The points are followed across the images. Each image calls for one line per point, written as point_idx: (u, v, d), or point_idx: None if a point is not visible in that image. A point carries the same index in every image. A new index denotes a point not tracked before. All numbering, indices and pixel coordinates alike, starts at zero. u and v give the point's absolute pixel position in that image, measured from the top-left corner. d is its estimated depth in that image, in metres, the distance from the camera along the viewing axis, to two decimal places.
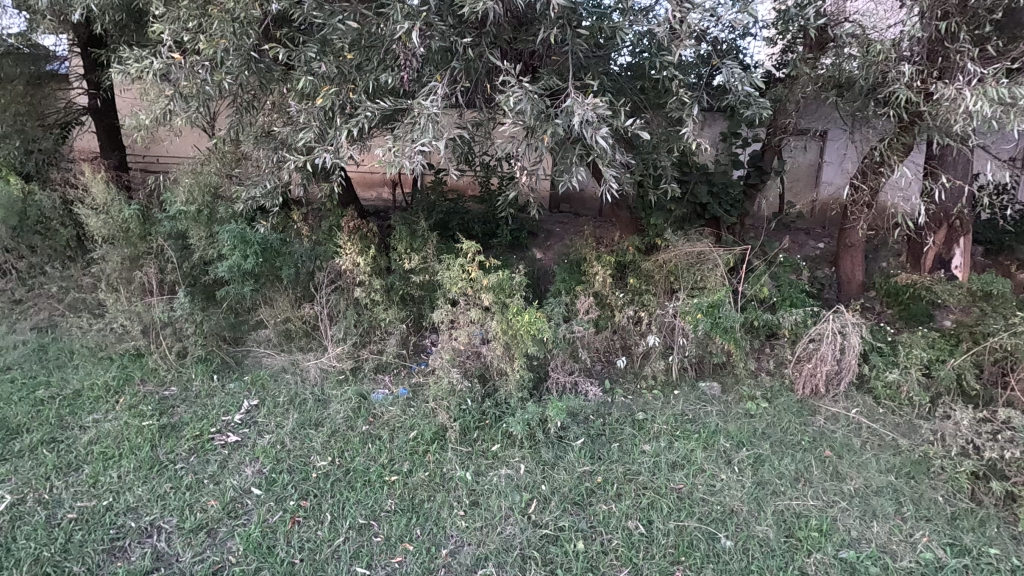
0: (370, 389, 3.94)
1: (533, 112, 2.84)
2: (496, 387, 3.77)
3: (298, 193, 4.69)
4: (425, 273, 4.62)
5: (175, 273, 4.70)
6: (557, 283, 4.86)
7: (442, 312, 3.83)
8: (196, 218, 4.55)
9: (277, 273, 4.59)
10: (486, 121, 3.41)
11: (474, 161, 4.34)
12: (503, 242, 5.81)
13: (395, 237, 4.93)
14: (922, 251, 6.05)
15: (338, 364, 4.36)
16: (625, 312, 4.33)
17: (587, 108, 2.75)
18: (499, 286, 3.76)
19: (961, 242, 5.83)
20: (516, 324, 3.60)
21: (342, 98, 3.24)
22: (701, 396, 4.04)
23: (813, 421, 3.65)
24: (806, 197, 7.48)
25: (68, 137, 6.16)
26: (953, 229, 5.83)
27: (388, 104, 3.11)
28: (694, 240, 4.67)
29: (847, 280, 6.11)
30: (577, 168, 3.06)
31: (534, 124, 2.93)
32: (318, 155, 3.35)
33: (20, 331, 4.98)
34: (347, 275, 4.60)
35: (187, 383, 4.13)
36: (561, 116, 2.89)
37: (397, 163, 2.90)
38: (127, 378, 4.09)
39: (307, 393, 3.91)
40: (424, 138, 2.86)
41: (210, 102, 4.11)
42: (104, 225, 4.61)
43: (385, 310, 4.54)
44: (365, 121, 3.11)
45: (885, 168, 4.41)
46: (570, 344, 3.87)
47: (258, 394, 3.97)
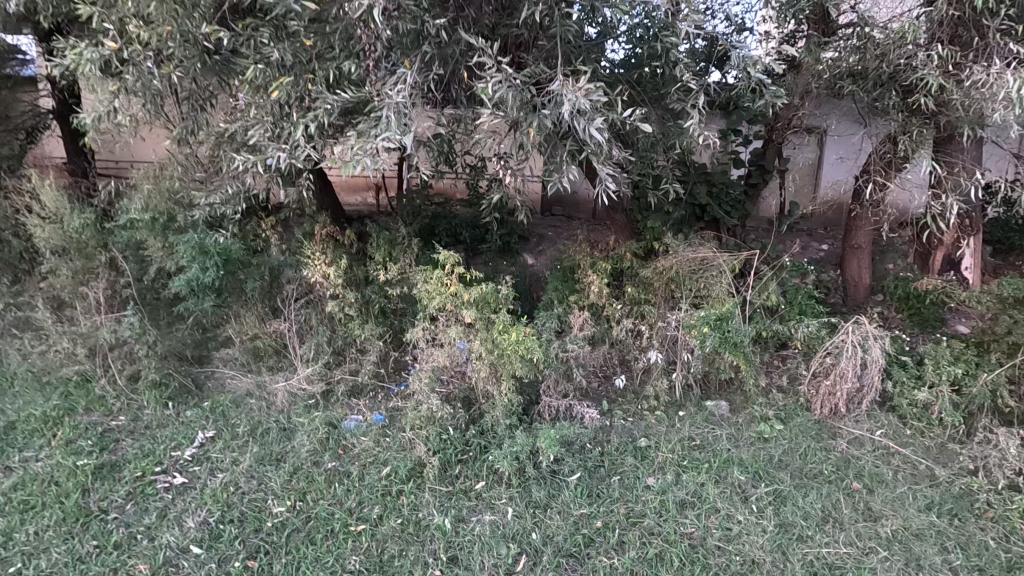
0: (341, 415, 3.55)
1: (516, 102, 2.44)
2: (483, 412, 3.40)
3: (266, 199, 4.28)
4: (405, 285, 4.23)
5: (130, 288, 4.29)
6: (550, 292, 4.49)
7: (420, 330, 3.45)
8: (151, 227, 4.14)
9: (241, 287, 4.19)
10: (467, 116, 3.03)
11: (456, 161, 3.96)
12: (492, 248, 5.43)
13: (372, 245, 4.54)
14: (930, 252, 5.68)
15: (308, 387, 3.95)
16: (623, 324, 3.95)
17: (580, 94, 2.35)
18: (482, 300, 3.36)
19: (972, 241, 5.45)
20: (503, 342, 3.22)
21: (299, 90, 2.87)
22: (709, 418, 3.66)
23: (835, 446, 3.28)
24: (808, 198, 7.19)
25: (33, 141, 5.83)
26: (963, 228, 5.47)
27: (350, 94, 2.69)
28: (696, 245, 4.30)
29: (853, 283, 5.75)
30: (568, 166, 2.66)
31: (519, 116, 2.52)
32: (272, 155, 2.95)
33: None
34: (319, 289, 4.22)
35: (138, 411, 3.72)
36: (549, 106, 2.47)
37: (356, 161, 2.45)
38: (70, 406, 3.68)
39: (271, 422, 3.50)
40: (388, 131, 2.45)
41: (161, 99, 3.70)
42: (52, 235, 4.20)
43: (361, 326, 4.14)
44: (323, 114, 2.70)
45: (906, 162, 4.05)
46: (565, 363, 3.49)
47: (216, 424, 3.56)
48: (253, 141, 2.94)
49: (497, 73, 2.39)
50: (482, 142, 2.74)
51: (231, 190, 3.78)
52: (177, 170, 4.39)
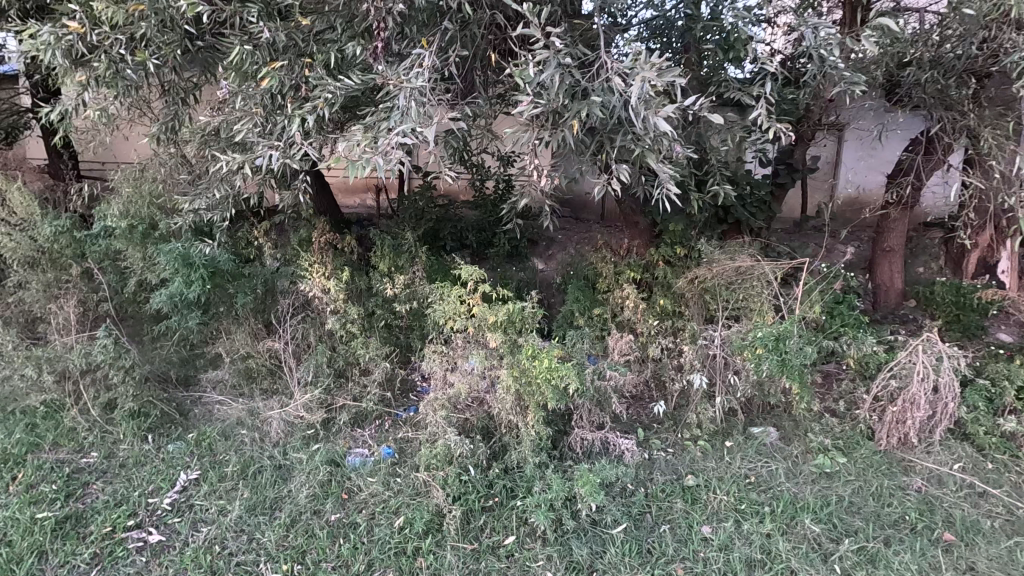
0: (343, 450, 3.15)
1: (561, 88, 2.03)
2: (505, 446, 2.99)
3: (257, 203, 3.84)
4: (412, 299, 3.81)
5: (105, 304, 3.85)
6: (571, 305, 4.07)
7: (434, 355, 3.05)
8: (129, 236, 3.71)
9: (231, 302, 3.77)
10: (486, 108, 2.58)
11: (470, 158, 3.53)
12: (500, 253, 4.97)
13: (376, 252, 4.11)
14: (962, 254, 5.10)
15: (305, 415, 3.48)
16: (657, 342, 3.54)
17: (647, 77, 1.93)
18: (507, 320, 2.96)
19: (1010, 244, 4.85)
20: (531, 369, 2.78)
21: (295, 76, 2.42)
22: (760, 449, 3.23)
23: (911, 483, 2.88)
24: (819, 197, 6.51)
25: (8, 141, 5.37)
26: (1001, 229, 4.84)
27: (356, 81, 2.26)
28: (734, 252, 3.88)
29: (882, 287, 5.16)
30: (619, 164, 2.25)
31: (562, 106, 2.11)
32: (262, 153, 2.50)
33: None
34: (318, 303, 3.79)
35: (113, 446, 3.28)
36: (601, 93, 2.06)
37: (365, 161, 2.01)
38: (36, 441, 3.26)
39: (265, 459, 3.09)
40: (405, 124, 2.03)
41: (137, 92, 3.27)
42: (20, 245, 3.75)
43: (364, 344, 3.70)
44: (323, 106, 2.27)
45: (982, 159, 3.57)
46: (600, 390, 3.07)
47: (203, 459, 3.15)
48: (240, 137, 2.51)
49: (541, 56, 1.99)
50: (512, 138, 2.33)
51: (218, 195, 3.36)
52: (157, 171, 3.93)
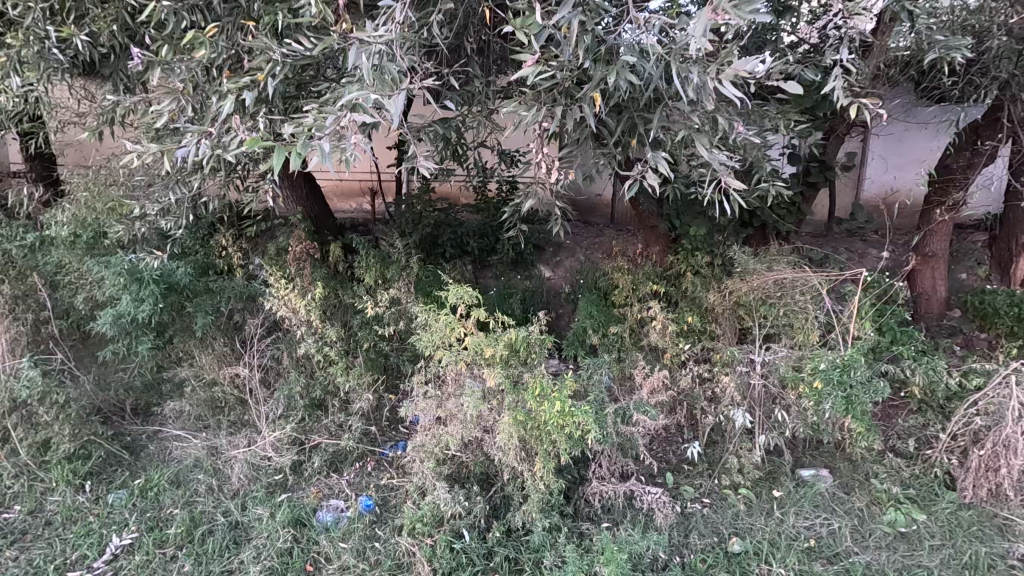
0: (317, 500, 2.75)
1: (585, 41, 1.47)
2: (507, 498, 2.49)
3: (219, 206, 3.27)
4: (400, 318, 3.25)
5: (48, 324, 3.31)
6: (584, 323, 3.52)
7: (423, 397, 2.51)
8: (69, 247, 3.25)
9: (192, 324, 3.26)
10: (483, 92, 2.27)
11: (467, 151, 2.96)
12: (503, 261, 4.42)
13: (359, 263, 3.56)
14: (1012, 261, 4.32)
15: (274, 457, 2.95)
16: (688, 369, 2.98)
17: (718, 16, 1.34)
18: (509, 351, 2.40)
19: None
20: (538, 412, 2.25)
21: (237, 47, 1.87)
22: (818, 499, 2.68)
23: (1012, 552, 2.35)
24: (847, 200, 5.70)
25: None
26: None
27: (310, 45, 1.72)
28: (773, 260, 3.31)
29: (922, 296, 4.23)
30: (653, 154, 1.73)
31: (586, 70, 1.55)
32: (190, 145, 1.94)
33: None
34: (290, 324, 3.25)
35: (43, 498, 2.76)
36: (641, 51, 1.49)
37: (312, 146, 1.48)
38: None
39: (218, 516, 2.61)
40: (365, 95, 1.50)
41: (73, 76, 2.71)
42: None
43: (344, 371, 3.16)
44: (265, 78, 1.71)
45: None
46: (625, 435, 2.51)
47: (145, 515, 2.63)
48: (160, 124, 1.95)
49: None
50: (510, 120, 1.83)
51: (170, 200, 2.76)
52: (111, 175, 3.32)
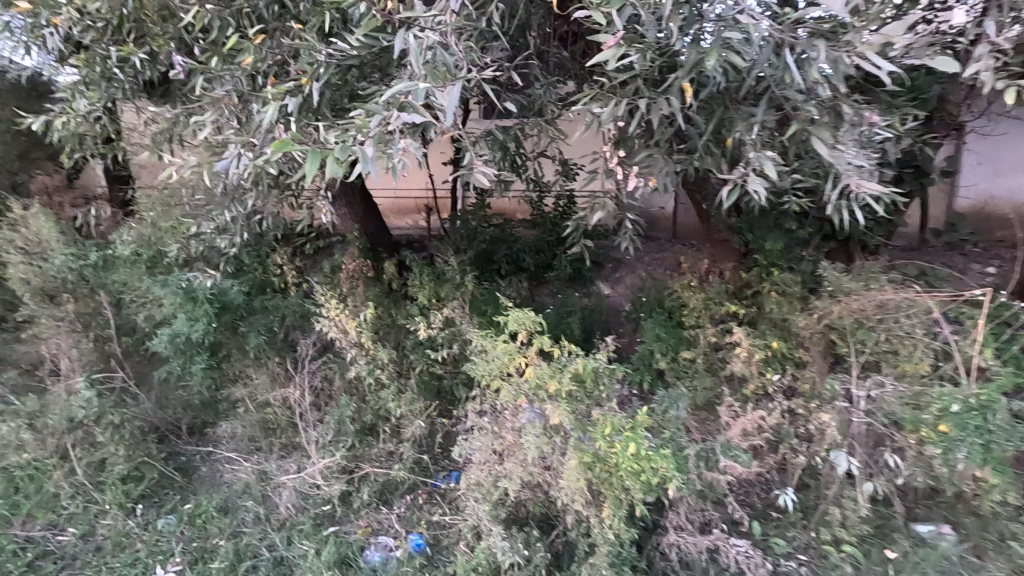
0: (367, 528, 2.69)
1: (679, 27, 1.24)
2: (571, 544, 2.24)
3: (273, 223, 3.17)
4: (453, 341, 3.07)
5: (109, 342, 3.30)
6: (654, 347, 3.20)
7: (480, 434, 2.29)
8: (133, 265, 3.17)
9: (246, 345, 3.18)
10: (542, 96, 2.21)
11: (527, 160, 2.75)
12: (560, 277, 4.14)
13: (413, 282, 3.39)
14: None
15: (324, 487, 2.80)
16: (777, 403, 2.61)
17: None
18: (575, 382, 2.14)
19: None
20: (609, 454, 1.97)
21: (285, 50, 1.77)
22: (945, 565, 2.25)
23: None
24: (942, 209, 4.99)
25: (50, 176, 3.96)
26: None
27: (356, 42, 1.59)
28: (873, 276, 2.83)
29: None
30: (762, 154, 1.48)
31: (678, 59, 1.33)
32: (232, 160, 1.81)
33: None
34: (341, 345, 3.11)
35: (95, 521, 2.72)
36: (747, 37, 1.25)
37: (350, 150, 1.30)
38: (10, 511, 2.73)
39: (263, 547, 2.57)
40: (417, 90, 1.31)
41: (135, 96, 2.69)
42: (29, 276, 3.25)
43: (395, 396, 2.98)
44: (310, 83, 1.60)
45: None
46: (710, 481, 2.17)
47: (191, 547, 2.59)
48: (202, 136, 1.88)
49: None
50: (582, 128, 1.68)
51: (224, 218, 2.68)
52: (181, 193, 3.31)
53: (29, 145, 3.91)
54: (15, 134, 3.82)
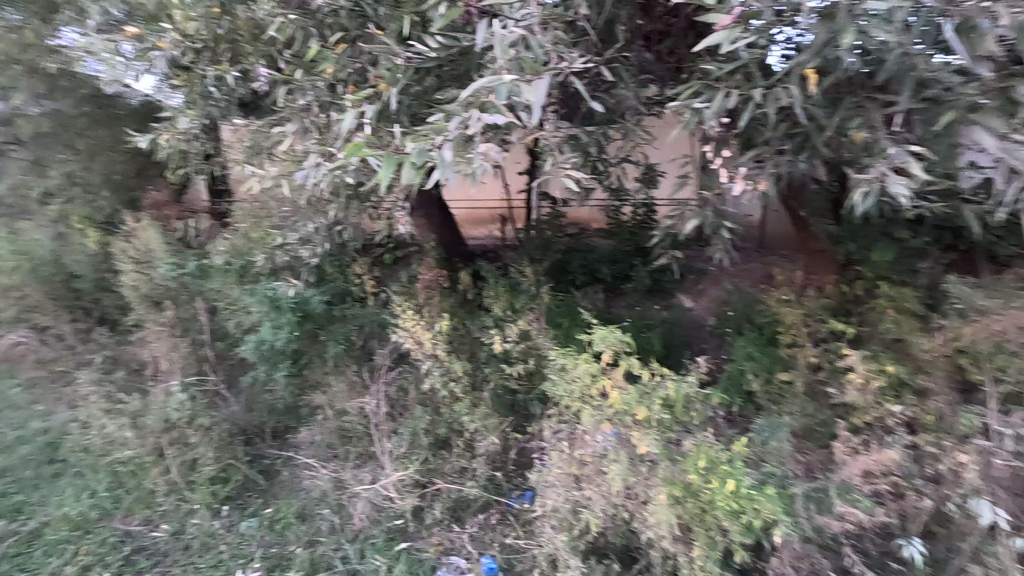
0: (441, 546, 2.72)
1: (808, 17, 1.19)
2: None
3: (353, 234, 3.16)
4: (529, 356, 2.98)
5: (203, 347, 3.44)
6: (747, 365, 2.88)
7: (555, 458, 2.20)
8: (226, 274, 3.35)
9: (326, 352, 3.28)
10: (629, 99, 2.06)
11: (610, 166, 2.61)
12: (638, 288, 3.92)
13: (488, 292, 3.31)
14: None
15: (396, 501, 2.80)
16: (897, 437, 2.28)
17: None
18: (666, 410, 1.98)
19: None
20: (703, 490, 1.81)
21: (364, 59, 1.77)
22: None
23: None
24: None
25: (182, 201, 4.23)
26: None
27: (434, 43, 1.56)
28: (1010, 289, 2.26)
29: None
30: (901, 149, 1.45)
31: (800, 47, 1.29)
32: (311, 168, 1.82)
33: (23, 400, 3.81)
34: (416, 356, 3.07)
35: (186, 519, 2.88)
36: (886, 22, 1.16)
37: (427, 154, 1.23)
38: (112, 505, 2.90)
39: (336, 558, 2.63)
40: (499, 86, 1.22)
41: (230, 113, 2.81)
42: (138, 283, 3.49)
43: (469, 409, 2.91)
44: (387, 88, 1.58)
45: None
46: (819, 527, 1.91)
47: (271, 552, 2.66)
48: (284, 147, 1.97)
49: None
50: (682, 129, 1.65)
51: (309, 229, 2.73)
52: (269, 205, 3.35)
53: (145, 163, 4.18)
54: (134, 155, 4.11)
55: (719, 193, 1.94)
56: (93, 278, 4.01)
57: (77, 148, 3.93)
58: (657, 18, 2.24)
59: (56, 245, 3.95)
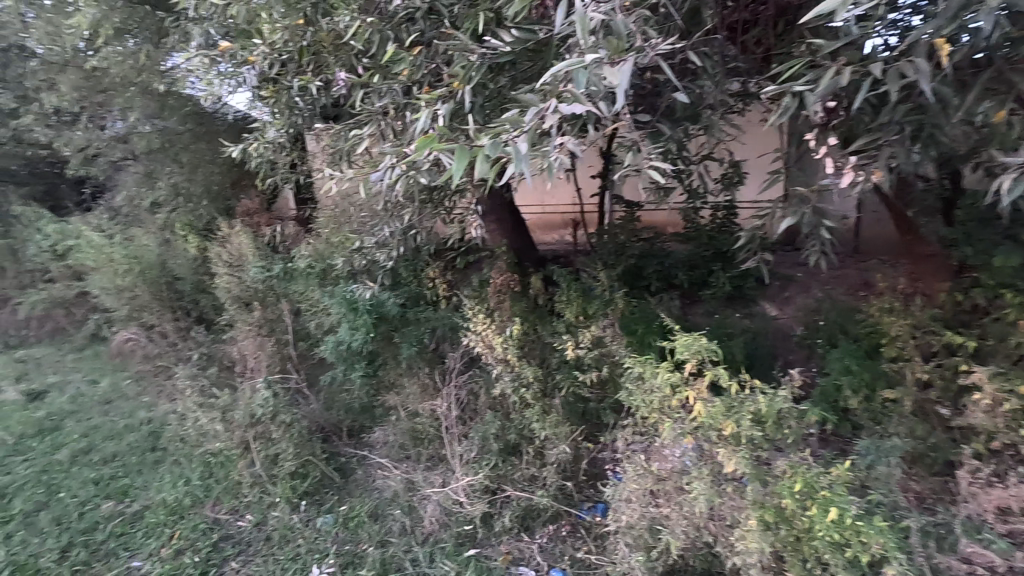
0: (510, 555, 2.63)
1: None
2: None
3: (427, 238, 3.17)
4: (602, 363, 2.88)
5: (287, 346, 3.60)
6: (846, 380, 2.62)
7: (633, 472, 2.08)
8: (308, 278, 3.48)
9: (400, 354, 3.33)
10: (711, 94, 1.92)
11: (691, 164, 2.47)
12: (717, 295, 3.63)
13: (560, 297, 3.24)
14: None
15: (467, 506, 2.76)
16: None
17: None
18: (756, 424, 1.82)
19: None
20: (800, 514, 1.64)
21: (438, 60, 1.78)
22: None
23: None
24: None
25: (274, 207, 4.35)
26: None
27: (509, 36, 1.54)
28: None
29: None
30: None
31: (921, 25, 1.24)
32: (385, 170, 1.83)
33: (133, 392, 4.16)
34: (486, 360, 3.05)
35: (268, 511, 2.97)
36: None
37: (504, 144, 1.20)
38: (203, 493, 3.07)
39: (407, 559, 2.62)
40: (580, 72, 1.17)
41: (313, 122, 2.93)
42: (232, 285, 3.73)
43: (540, 416, 2.84)
44: (461, 85, 1.57)
45: None
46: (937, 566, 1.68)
47: (344, 548, 2.70)
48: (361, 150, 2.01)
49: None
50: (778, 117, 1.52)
51: (385, 232, 2.76)
52: (348, 211, 3.49)
53: (240, 174, 4.50)
54: (230, 166, 4.43)
55: (819, 190, 1.76)
56: (192, 280, 4.28)
57: (183, 161, 4.32)
58: (743, 7, 2.11)
59: (162, 249, 4.33)
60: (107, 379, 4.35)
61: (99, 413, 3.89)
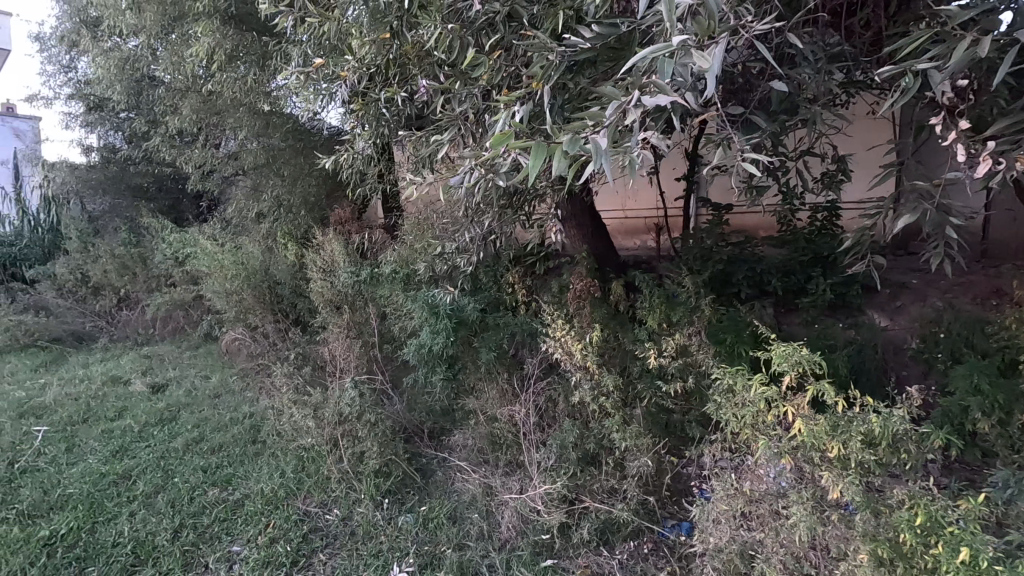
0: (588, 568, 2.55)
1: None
2: None
3: (507, 243, 3.18)
4: (688, 372, 2.74)
5: (373, 348, 3.74)
6: (975, 401, 2.30)
7: (722, 491, 1.92)
8: (393, 283, 3.60)
9: (480, 358, 3.35)
10: (812, 82, 1.76)
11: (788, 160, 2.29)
12: (817, 302, 3.25)
13: (642, 303, 3.13)
14: None
15: (544, 514, 2.70)
16: None
17: None
18: (866, 447, 1.64)
19: None
20: (921, 550, 1.46)
21: (518, 61, 1.77)
22: None
23: None
24: None
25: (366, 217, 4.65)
26: None
27: (590, 33, 1.51)
28: None
29: None
30: None
31: None
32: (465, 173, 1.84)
33: (238, 387, 4.51)
34: (565, 367, 3.00)
35: (353, 506, 3.08)
36: None
37: (583, 141, 1.16)
38: (296, 486, 3.25)
39: (485, 564, 2.61)
40: (665, 61, 1.11)
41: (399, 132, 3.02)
42: (324, 290, 3.93)
43: (620, 426, 2.73)
44: (540, 83, 1.55)
45: None
46: None
47: (423, 548, 2.74)
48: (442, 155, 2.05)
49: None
50: (893, 102, 1.37)
51: (466, 236, 2.75)
52: (432, 218, 3.58)
53: (334, 185, 4.75)
54: (325, 178, 4.69)
55: (944, 184, 1.55)
56: (291, 284, 4.57)
57: (284, 174, 4.62)
58: None
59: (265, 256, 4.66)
60: (217, 374, 4.75)
61: (209, 406, 4.25)
